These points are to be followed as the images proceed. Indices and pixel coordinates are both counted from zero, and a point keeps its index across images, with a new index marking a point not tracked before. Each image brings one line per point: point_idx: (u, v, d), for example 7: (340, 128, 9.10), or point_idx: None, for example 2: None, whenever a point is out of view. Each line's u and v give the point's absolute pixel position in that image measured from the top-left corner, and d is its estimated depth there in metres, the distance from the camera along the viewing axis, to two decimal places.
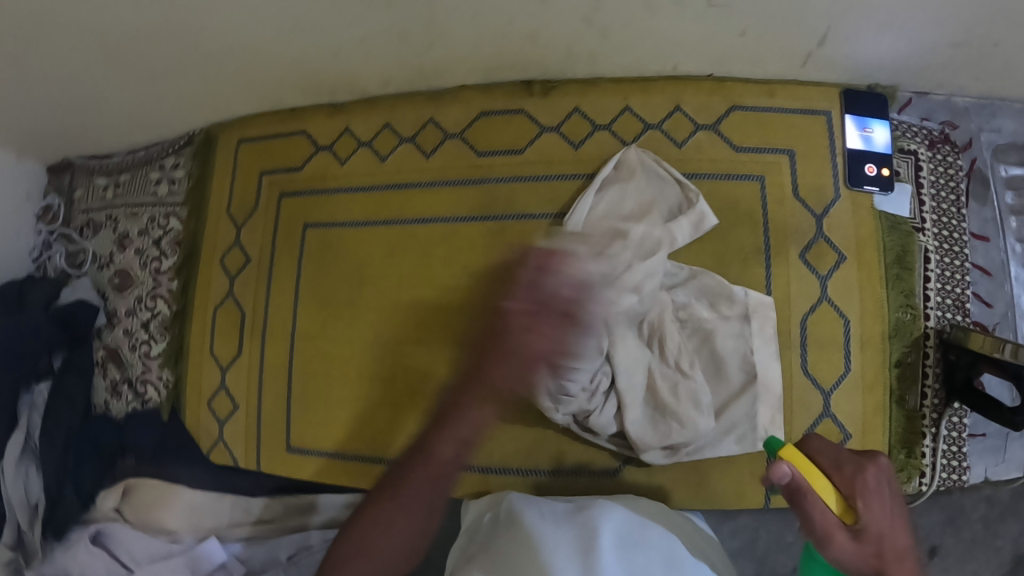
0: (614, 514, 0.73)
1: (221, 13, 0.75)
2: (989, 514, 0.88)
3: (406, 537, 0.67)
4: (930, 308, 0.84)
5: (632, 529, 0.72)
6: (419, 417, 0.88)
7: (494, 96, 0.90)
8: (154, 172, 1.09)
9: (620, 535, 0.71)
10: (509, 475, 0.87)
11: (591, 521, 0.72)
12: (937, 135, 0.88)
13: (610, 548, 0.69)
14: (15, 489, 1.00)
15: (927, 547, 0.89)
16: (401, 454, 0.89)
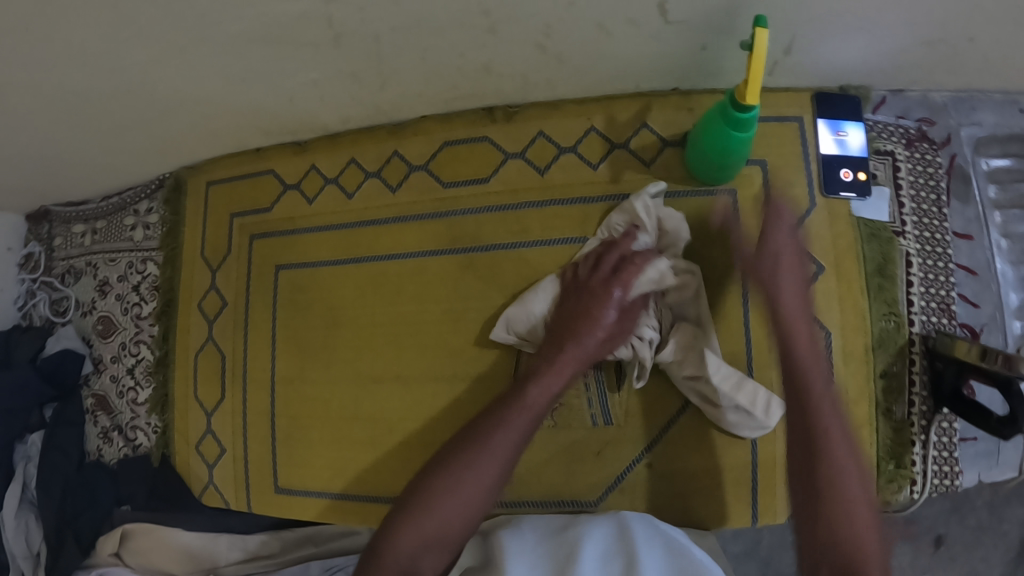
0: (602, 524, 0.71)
1: (171, 69, 0.75)
2: (994, 499, 0.97)
3: (460, 516, 0.68)
4: (913, 314, 0.82)
5: (618, 543, 0.69)
6: (397, 456, 0.86)
7: (456, 125, 0.88)
8: (129, 218, 1.09)
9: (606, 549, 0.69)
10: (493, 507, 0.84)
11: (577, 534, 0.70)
12: (914, 133, 0.84)
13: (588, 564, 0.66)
14: (16, 540, 1.03)
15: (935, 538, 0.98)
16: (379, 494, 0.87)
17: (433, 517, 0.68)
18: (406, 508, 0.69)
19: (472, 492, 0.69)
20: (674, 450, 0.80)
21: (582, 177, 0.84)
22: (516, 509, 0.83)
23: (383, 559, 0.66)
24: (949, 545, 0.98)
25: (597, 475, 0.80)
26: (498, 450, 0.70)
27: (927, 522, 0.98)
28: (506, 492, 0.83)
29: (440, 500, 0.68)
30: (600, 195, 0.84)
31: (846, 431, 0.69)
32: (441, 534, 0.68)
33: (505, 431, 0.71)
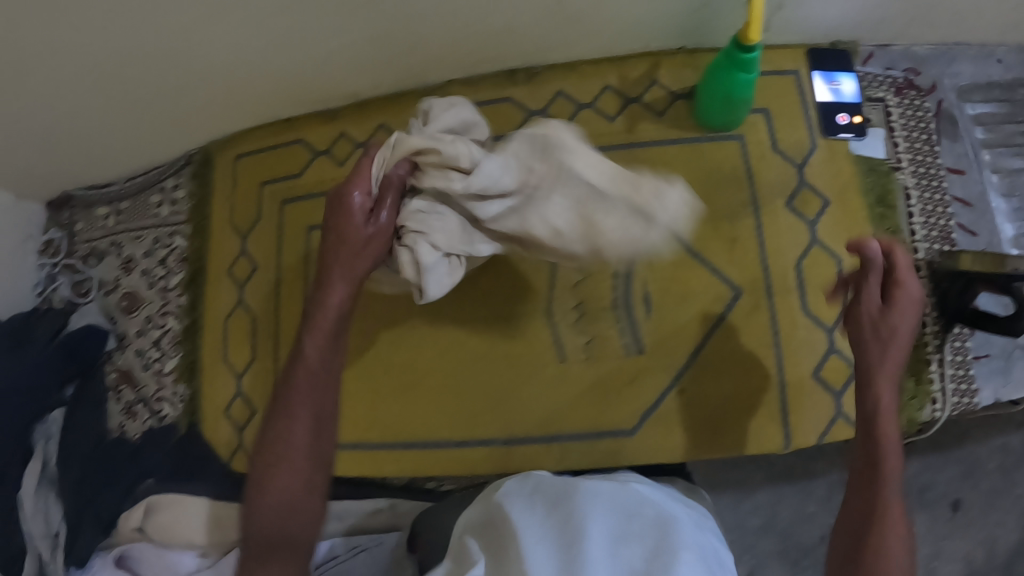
0: (608, 499, 0.65)
1: (214, 34, 0.80)
2: (1005, 461, 1.06)
3: (300, 478, 0.64)
4: (918, 242, 0.89)
5: (625, 521, 0.63)
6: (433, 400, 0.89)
7: (481, 87, 0.93)
8: (155, 195, 1.11)
9: (615, 527, 0.62)
10: (530, 443, 0.86)
11: (583, 507, 0.63)
12: (902, 82, 0.92)
13: (599, 542, 0.59)
14: (35, 520, 1.00)
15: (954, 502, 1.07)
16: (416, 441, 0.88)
17: (276, 482, 0.63)
18: (255, 475, 0.64)
19: (298, 448, 0.64)
20: (703, 375, 0.84)
21: (600, 129, 0.91)
22: (556, 444, 0.85)
23: (249, 538, 0.63)
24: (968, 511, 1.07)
25: (632, 402, 0.84)
26: (298, 410, 0.64)
27: (942, 490, 1.07)
28: (545, 427, 0.85)
29: (283, 463, 0.63)
30: (619, 143, 0.90)
31: (897, 407, 0.66)
32: (291, 500, 0.63)
33: (307, 398, 0.64)
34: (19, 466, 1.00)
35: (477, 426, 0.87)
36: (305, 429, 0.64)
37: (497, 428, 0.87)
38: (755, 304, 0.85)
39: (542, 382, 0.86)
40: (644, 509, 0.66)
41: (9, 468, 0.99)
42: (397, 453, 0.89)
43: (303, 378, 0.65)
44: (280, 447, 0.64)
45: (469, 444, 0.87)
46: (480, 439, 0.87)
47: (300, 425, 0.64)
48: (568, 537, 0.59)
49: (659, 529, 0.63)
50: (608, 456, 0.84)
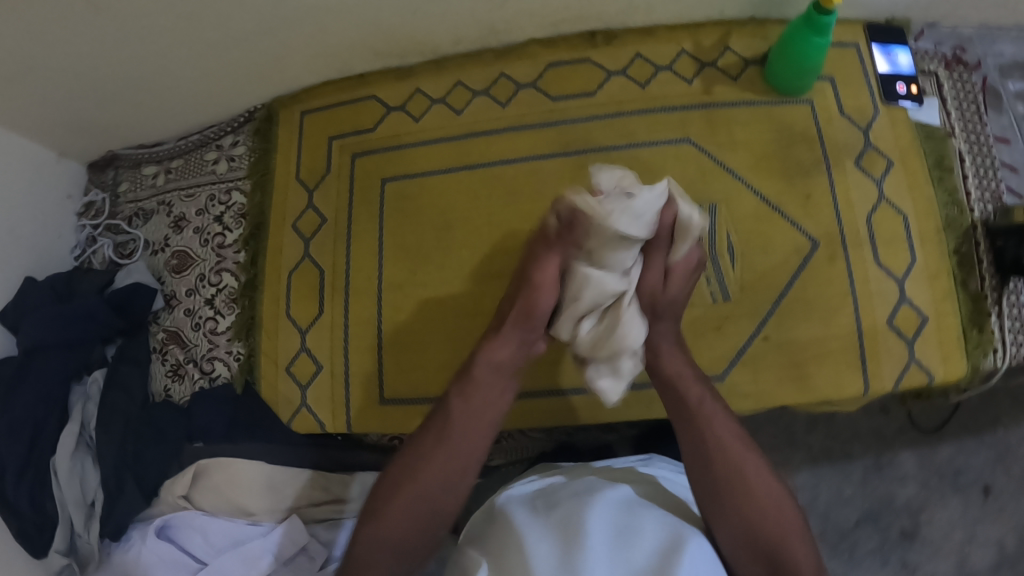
0: (610, 498, 0.73)
1: None
2: None
3: (440, 488, 0.73)
4: (972, 203, 0.93)
5: (625, 516, 0.70)
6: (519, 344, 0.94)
7: (559, 48, 0.99)
8: (211, 153, 1.10)
9: (607, 520, 0.70)
10: (617, 393, 0.94)
11: (585, 508, 0.71)
12: (951, 58, 0.99)
13: (601, 538, 0.67)
14: (69, 487, 0.92)
15: (985, 487, 1.17)
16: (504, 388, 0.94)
17: (414, 488, 0.73)
18: (389, 488, 0.74)
19: (439, 467, 0.73)
20: (785, 322, 0.87)
21: (677, 91, 0.95)
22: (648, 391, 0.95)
23: (370, 545, 0.72)
24: (996, 496, 1.17)
25: (720, 348, 0.87)
26: (450, 442, 0.74)
27: (974, 474, 1.18)
28: (639, 375, 0.95)
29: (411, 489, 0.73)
30: (696, 103, 0.95)
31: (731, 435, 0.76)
32: (425, 513, 0.73)
33: (455, 430, 0.74)
34: (55, 427, 0.95)
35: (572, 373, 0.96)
36: (450, 453, 0.74)
37: (587, 377, 0.94)
38: (831, 254, 0.89)
39: None
40: (640, 505, 0.73)
41: (44, 430, 0.94)
42: None
43: (466, 421, 0.74)
44: (424, 457, 0.74)
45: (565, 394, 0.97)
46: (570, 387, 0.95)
47: (450, 448, 0.74)
48: (565, 533, 0.68)
49: (659, 526, 0.70)
50: None
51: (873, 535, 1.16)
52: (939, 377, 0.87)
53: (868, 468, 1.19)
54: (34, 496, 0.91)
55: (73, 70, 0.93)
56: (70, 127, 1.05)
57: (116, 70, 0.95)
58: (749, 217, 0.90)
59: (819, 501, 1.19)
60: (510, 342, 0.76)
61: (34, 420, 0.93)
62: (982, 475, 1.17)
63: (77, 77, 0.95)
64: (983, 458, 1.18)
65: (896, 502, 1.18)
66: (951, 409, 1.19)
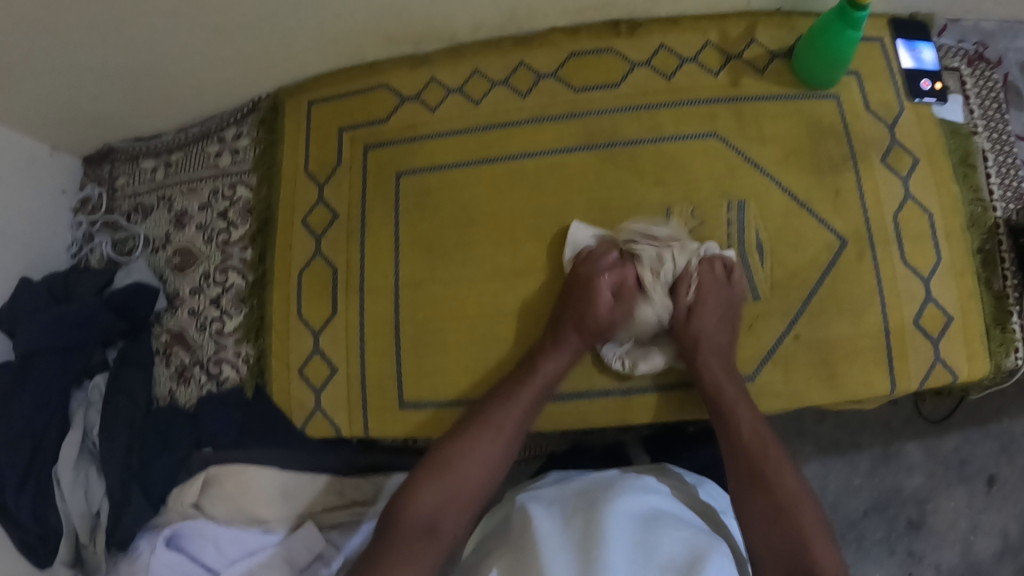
0: (628, 507, 0.71)
1: None
2: None
3: (487, 465, 0.74)
4: (996, 202, 0.92)
5: (645, 531, 0.69)
6: None
7: (583, 37, 0.96)
8: (213, 145, 1.05)
9: (625, 529, 0.68)
10: (653, 393, 0.89)
11: (604, 517, 0.69)
12: (973, 54, 0.97)
13: (620, 550, 0.65)
14: (74, 496, 0.89)
15: (990, 476, 1.17)
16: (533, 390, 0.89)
17: (464, 462, 0.74)
18: (440, 458, 0.74)
19: (495, 439, 0.76)
20: (814, 321, 0.86)
21: (703, 83, 0.94)
22: (675, 392, 0.88)
23: (404, 520, 0.69)
24: (1001, 485, 1.17)
25: (750, 348, 0.86)
26: (511, 412, 0.78)
27: (979, 463, 1.17)
28: (667, 375, 0.89)
29: (459, 457, 0.74)
30: (722, 96, 0.93)
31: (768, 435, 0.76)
32: (462, 492, 0.72)
33: (514, 401, 0.79)
34: (56, 436, 0.92)
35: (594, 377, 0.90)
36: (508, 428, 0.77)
37: (617, 376, 0.89)
38: (860, 252, 0.88)
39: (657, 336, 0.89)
40: (660, 515, 0.72)
41: (44, 440, 0.91)
42: None
43: (532, 394, 0.80)
44: (479, 428, 0.77)
45: (587, 397, 0.89)
46: (597, 390, 0.89)
47: (509, 421, 0.78)
48: (584, 541, 0.66)
49: (680, 536, 0.69)
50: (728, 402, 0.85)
51: (880, 525, 1.16)
52: (963, 376, 0.87)
53: (876, 459, 1.19)
54: (36, 508, 0.89)
55: (68, 59, 0.88)
56: (63, 119, 1.00)
57: (114, 60, 0.90)
58: (778, 214, 0.89)
59: (827, 492, 1.19)
60: (568, 340, 0.83)
61: (33, 431, 0.90)
62: (986, 464, 1.17)
63: (75, 67, 0.90)
64: (988, 448, 1.18)
65: (903, 492, 1.18)
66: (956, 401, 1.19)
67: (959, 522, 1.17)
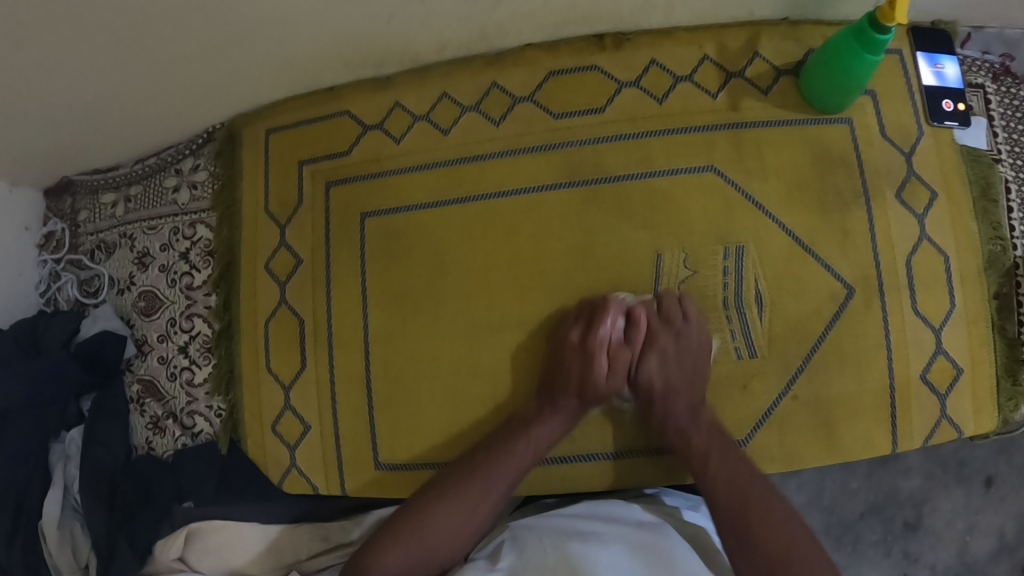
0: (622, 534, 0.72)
1: None
2: None
3: (472, 517, 0.73)
4: (1016, 238, 0.82)
5: None
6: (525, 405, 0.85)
7: (562, 54, 0.86)
8: (170, 179, 0.99)
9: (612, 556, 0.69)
10: (636, 458, 0.84)
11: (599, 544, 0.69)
12: (998, 67, 0.85)
13: None
14: (62, 554, 0.90)
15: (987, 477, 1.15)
16: None
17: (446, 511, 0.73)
18: (423, 506, 0.73)
19: (485, 490, 0.74)
20: (813, 377, 0.80)
21: (696, 106, 0.84)
22: (663, 457, 0.83)
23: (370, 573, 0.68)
24: (999, 486, 1.14)
25: (743, 410, 0.80)
26: (509, 457, 0.76)
27: (978, 464, 1.15)
28: (651, 437, 0.83)
29: (441, 507, 0.73)
30: (719, 122, 0.84)
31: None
32: (434, 548, 0.71)
33: (514, 449, 0.77)
34: (39, 491, 0.92)
35: (576, 438, 0.85)
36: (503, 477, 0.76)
37: (599, 441, 0.84)
38: (867, 301, 0.80)
39: None
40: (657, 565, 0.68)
41: (29, 495, 0.91)
42: None
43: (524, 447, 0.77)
44: (472, 472, 0.75)
45: (569, 461, 0.84)
46: (580, 454, 0.84)
47: (505, 468, 0.76)
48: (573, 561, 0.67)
49: None
50: None
51: (877, 528, 1.13)
52: (969, 430, 0.82)
53: (873, 463, 1.16)
54: (27, 564, 0.89)
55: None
56: (9, 159, 0.94)
57: (53, 91, 0.83)
58: (780, 258, 0.81)
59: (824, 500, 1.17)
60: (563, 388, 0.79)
61: (17, 488, 0.90)
62: (984, 466, 1.15)
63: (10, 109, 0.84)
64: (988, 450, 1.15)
65: (901, 495, 1.14)
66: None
67: (956, 520, 1.14)
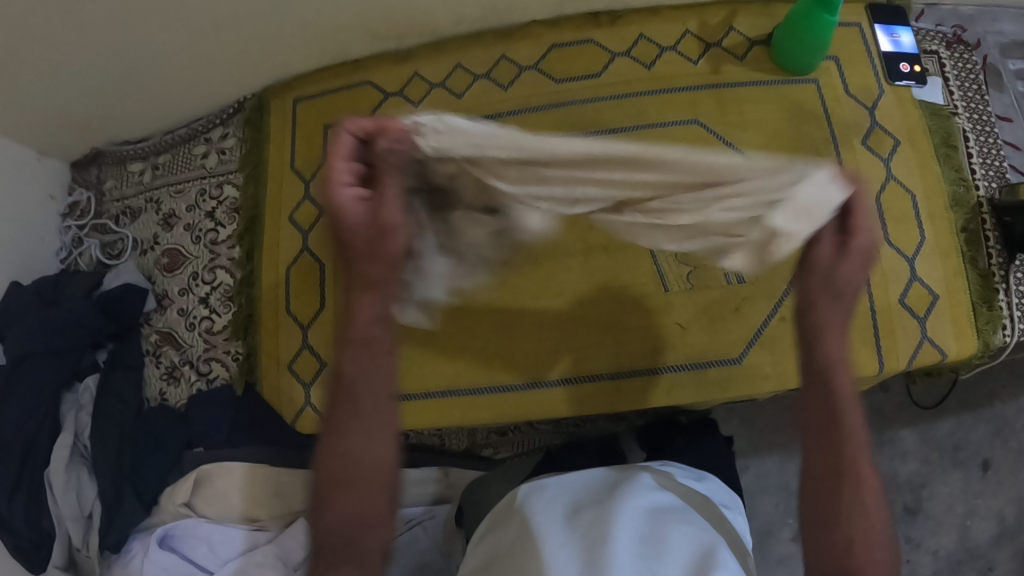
0: (640, 504, 0.71)
1: None
2: None
3: (372, 460, 0.54)
4: (977, 180, 0.94)
5: (650, 527, 0.68)
6: (538, 333, 0.88)
7: (563, 29, 0.97)
8: (199, 146, 1.06)
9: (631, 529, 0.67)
10: (640, 377, 0.86)
11: (603, 518, 0.68)
12: (952, 37, 1.00)
13: (626, 546, 0.65)
14: (66, 500, 0.89)
15: (984, 460, 1.17)
16: (527, 380, 0.87)
17: (342, 478, 0.53)
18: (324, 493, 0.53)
19: (366, 418, 0.54)
20: (802, 303, 0.86)
21: (682, 71, 0.94)
22: (664, 378, 0.86)
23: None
24: (996, 470, 1.17)
25: (736, 331, 0.86)
26: (373, 362, 0.55)
27: (973, 448, 1.17)
28: (651, 358, 0.86)
29: (341, 482, 0.53)
30: (702, 84, 0.94)
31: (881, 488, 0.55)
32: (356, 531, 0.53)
33: (364, 351, 0.55)
34: (47, 439, 0.91)
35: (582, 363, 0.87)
36: (378, 388, 0.55)
37: (607, 363, 0.86)
38: None
39: (644, 314, 0.87)
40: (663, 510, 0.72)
41: (35, 445, 0.90)
42: (497, 395, 0.88)
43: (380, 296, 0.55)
44: (341, 411, 0.54)
45: (577, 383, 0.86)
46: (587, 376, 0.87)
47: (375, 378, 0.55)
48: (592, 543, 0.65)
49: (689, 536, 0.68)
50: (715, 387, 0.85)
51: None
52: (952, 354, 0.88)
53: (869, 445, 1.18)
54: (27, 513, 0.88)
55: (52, 65, 0.89)
56: (47, 125, 1.00)
57: (99, 61, 0.90)
58: None
59: None
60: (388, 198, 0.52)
61: (24, 436, 0.89)
62: (980, 449, 1.17)
63: (59, 73, 0.90)
64: (982, 433, 1.18)
65: (899, 479, 1.18)
66: (947, 388, 1.19)
67: (955, 510, 1.17)
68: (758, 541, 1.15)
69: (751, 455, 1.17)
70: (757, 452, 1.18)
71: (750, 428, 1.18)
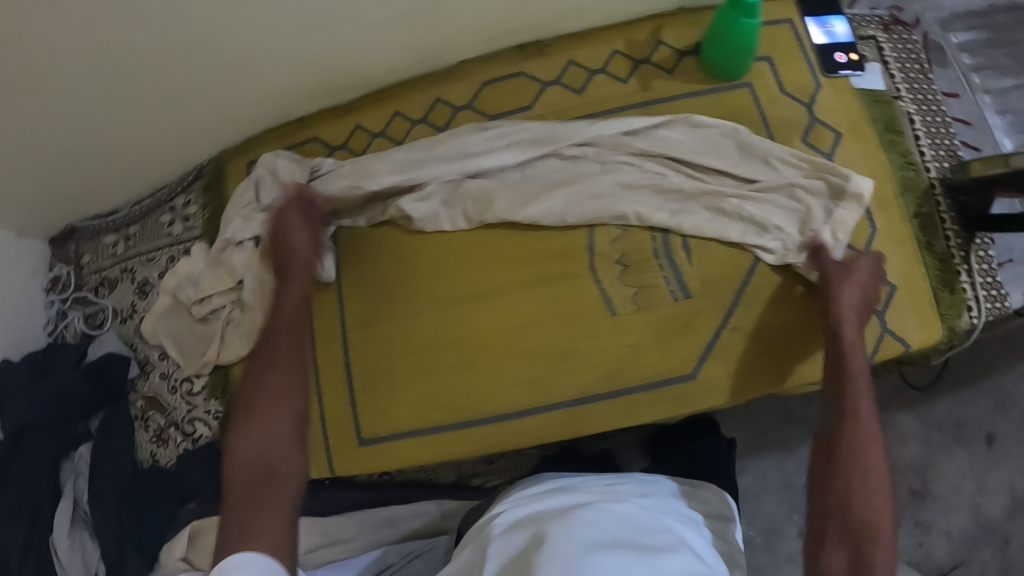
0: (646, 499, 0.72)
1: (227, 44, 0.84)
2: None
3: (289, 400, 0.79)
4: (928, 162, 0.92)
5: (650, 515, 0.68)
6: (494, 365, 0.90)
7: (494, 65, 0.99)
8: (165, 215, 1.11)
9: (631, 514, 0.68)
10: (600, 402, 0.88)
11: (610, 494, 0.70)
12: (888, 19, 0.98)
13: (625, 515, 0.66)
14: (72, 564, 0.95)
15: (987, 434, 1.14)
16: (491, 416, 0.89)
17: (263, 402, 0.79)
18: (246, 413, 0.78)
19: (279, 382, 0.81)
20: (754, 310, 0.87)
21: (612, 92, 0.95)
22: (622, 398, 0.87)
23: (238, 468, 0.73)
24: (1001, 443, 1.14)
25: (688, 347, 0.87)
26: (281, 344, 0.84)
27: (975, 423, 1.14)
28: (606, 382, 0.88)
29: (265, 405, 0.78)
30: (635, 103, 0.94)
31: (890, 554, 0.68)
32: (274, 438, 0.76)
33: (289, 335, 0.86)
34: (50, 508, 0.96)
35: (541, 393, 0.89)
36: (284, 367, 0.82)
37: (563, 390, 0.88)
38: None
39: (596, 341, 0.88)
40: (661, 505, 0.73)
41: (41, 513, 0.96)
42: (465, 430, 0.90)
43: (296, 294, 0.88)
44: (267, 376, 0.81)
45: (537, 413, 0.88)
46: (547, 405, 0.88)
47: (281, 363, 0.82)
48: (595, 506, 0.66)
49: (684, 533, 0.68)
50: (672, 403, 0.87)
51: None
52: (916, 343, 0.86)
53: None
54: None
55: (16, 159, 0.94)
56: (22, 209, 1.05)
57: (61, 148, 0.95)
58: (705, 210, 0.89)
59: None
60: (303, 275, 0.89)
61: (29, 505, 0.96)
62: (983, 424, 1.14)
63: (22, 165, 0.96)
64: (983, 408, 1.15)
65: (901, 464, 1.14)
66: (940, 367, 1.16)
67: (965, 490, 1.13)
68: (764, 540, 1.14)
69: (746, 456, 1.17)
70: (750, 453, 1.17)
71: (742, 429, 1.17)
